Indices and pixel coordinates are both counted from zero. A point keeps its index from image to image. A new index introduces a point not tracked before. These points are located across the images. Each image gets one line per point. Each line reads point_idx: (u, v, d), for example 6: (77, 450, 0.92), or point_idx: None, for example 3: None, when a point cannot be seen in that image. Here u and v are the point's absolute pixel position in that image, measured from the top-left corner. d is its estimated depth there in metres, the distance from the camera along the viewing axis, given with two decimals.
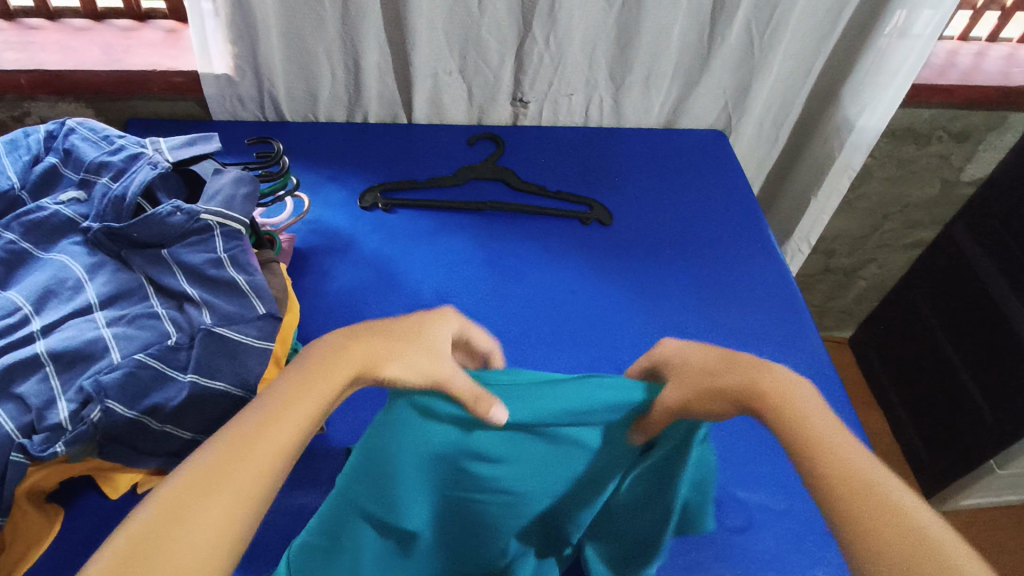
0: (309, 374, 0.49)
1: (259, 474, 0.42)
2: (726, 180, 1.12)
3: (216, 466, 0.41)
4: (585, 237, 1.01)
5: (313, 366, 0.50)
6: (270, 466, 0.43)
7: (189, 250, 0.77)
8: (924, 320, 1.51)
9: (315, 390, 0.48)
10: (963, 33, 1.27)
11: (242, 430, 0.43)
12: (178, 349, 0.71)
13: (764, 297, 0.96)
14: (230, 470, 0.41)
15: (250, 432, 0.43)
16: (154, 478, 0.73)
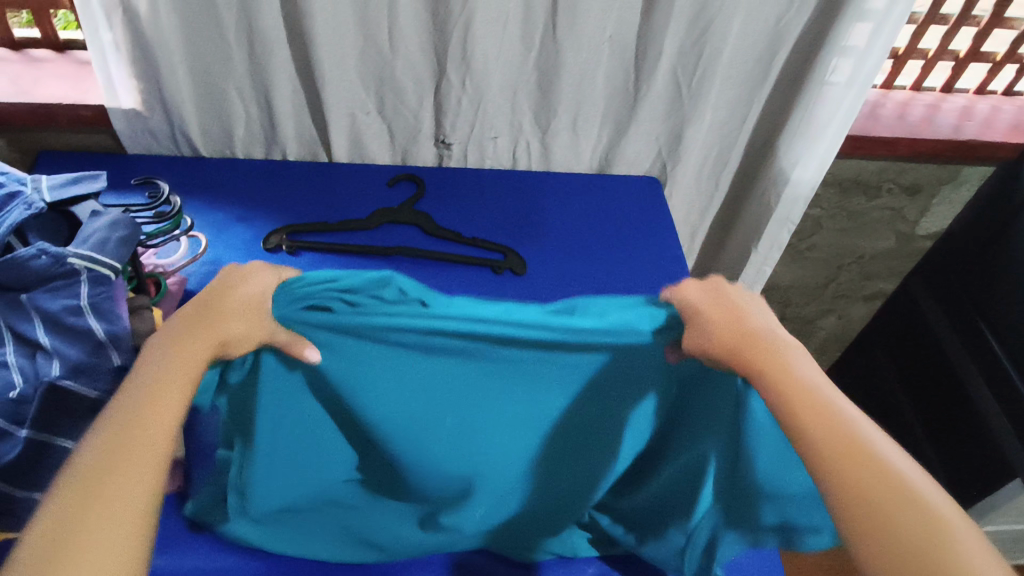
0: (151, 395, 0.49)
1: (128, 503, 0.44)
2: (654, 229, 1.08)
3: (105, 464, 0.45)
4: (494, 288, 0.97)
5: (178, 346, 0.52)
6: (136, 494, 0.45)
7: (50, 295, 0.72)
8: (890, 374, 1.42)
9: (162, 409, 0.49)
10: (916, 83, 1.22)
11: (118, 431, 0.47)
12: (21, 404, 0.70)
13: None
14: (105, 496, 0.44)
15: (122, 432, 0.47)
16: None
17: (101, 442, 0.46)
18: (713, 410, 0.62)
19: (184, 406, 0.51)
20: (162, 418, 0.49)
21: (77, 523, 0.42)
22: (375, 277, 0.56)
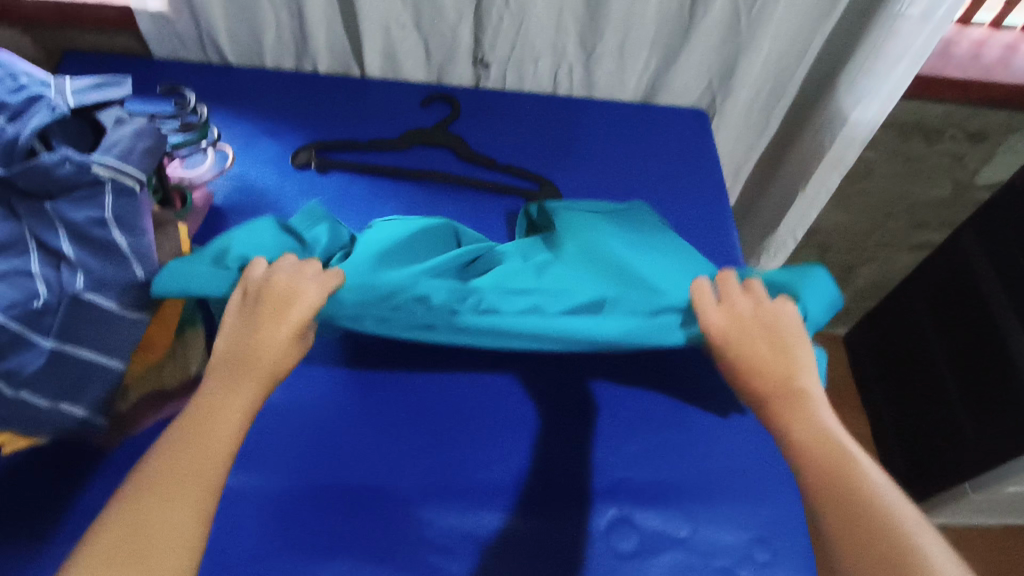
0: (211, 427, 0.52)
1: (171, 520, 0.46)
2: (697, 165, 1.03)
3: (174, 461, 0.49)
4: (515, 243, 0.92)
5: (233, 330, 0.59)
6: (176, 509, 0.47)
7: (74, 205, 0.71)
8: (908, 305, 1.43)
9: (220, 436, 0.52)
10: (996, 19, 1.12)
11: (185, 432, 0.51)
12: (44, 313, 0.67)
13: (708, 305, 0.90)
14: (167, 487, 0.47)
15: (193, 430, 0.51)
16: (17, 440, 0.70)
17: (172, 438, 0.51)
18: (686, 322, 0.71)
19: (252, 401, 0.55)
20: (221, 433, 0.52)
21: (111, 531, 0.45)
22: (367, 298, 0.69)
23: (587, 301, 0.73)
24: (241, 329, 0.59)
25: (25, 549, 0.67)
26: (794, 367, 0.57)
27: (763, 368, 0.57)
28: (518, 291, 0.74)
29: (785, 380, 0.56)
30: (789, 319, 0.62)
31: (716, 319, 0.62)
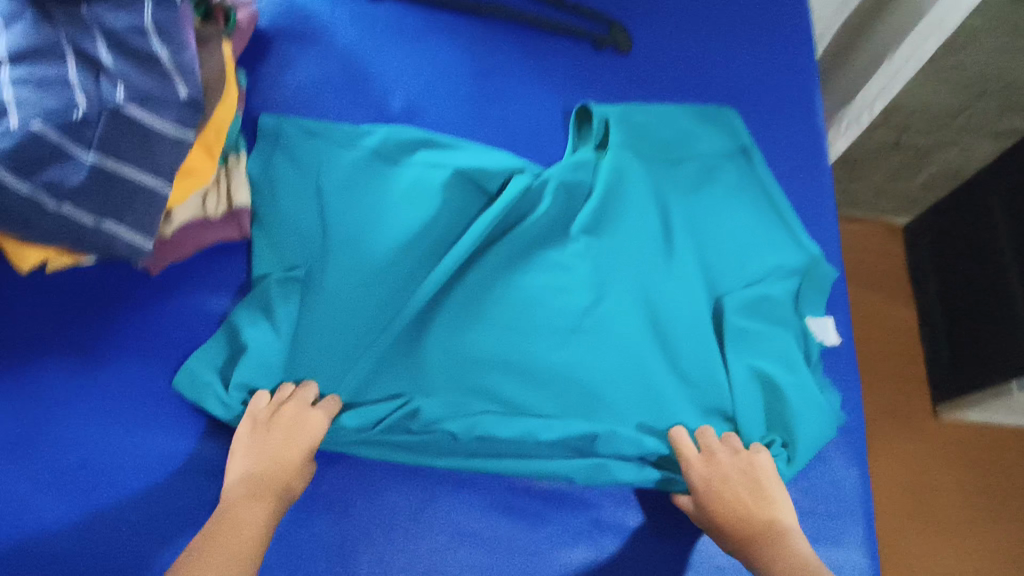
0: (262, 484, 0.60)
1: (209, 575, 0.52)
2: (780, 17, 0.94)
3: (198, 556, 0.54)
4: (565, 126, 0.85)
5: (260, 454, 0.62)
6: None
7: (112, 8, 0.64)
8: (968, 195, 1.19)
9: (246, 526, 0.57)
10: None
11: (209, 534, 0.56)
12: (85, 127, 0.62)
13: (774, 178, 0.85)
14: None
15: (219, 529, 0.56)
16: (62, 257, 0.68)
17: (197, 544, 0.55)
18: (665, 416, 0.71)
19: (268, 518, 0.59)
20: (244, 531, 0.57)
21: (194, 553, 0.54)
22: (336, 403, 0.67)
23: (579, 380, 0.71)
24: (257, 449, 0.63)
25: (79, 367, 0.67)
26: (766, 495, 0.64)
27: (725, 507, 0.64)
28: (511, 336, 0.72)
29: (752, 522, 0.63)
30: (761, 470, 0.66)
31: (699, 474, 0.66)
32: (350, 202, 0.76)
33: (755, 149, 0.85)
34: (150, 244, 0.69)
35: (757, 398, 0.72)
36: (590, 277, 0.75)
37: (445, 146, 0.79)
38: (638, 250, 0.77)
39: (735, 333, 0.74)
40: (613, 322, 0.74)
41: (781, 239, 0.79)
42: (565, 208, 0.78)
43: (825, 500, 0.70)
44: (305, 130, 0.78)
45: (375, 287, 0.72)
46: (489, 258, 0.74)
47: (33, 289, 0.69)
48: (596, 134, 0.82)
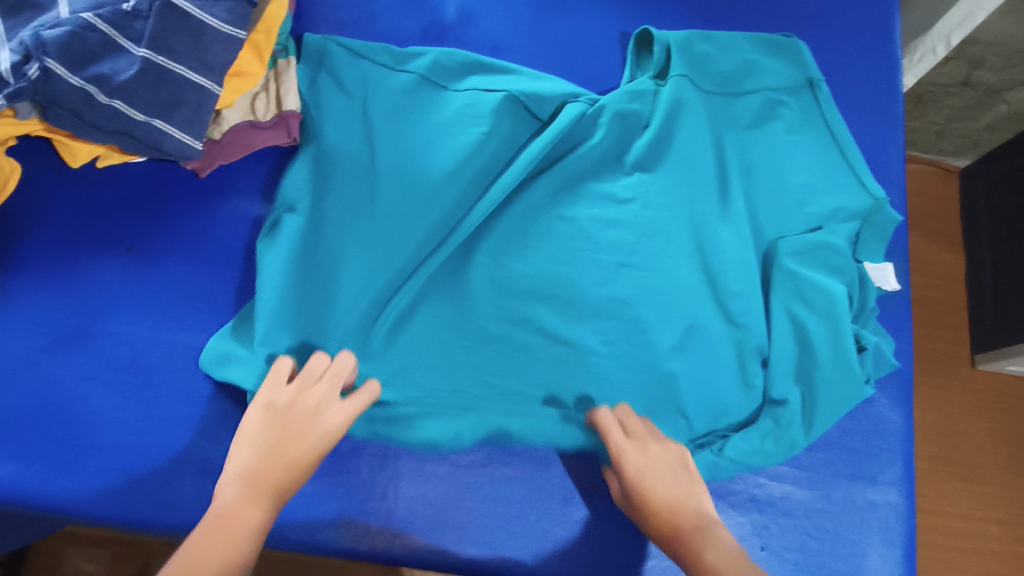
0: (267, 478, 0.56)
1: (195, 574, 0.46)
2: None
3: (192, 550, 0.48)
4: (623, 53, 0.81)
5: (276, 435, 0.58)
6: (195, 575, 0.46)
7: None
8: None
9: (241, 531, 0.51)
10: None
11: (207, 526, 0.51)
12: (135, 18, 0.61)
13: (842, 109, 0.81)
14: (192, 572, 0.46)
15: (216, 522, 0.51)
16: (113, 154, 0.68)
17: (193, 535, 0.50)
18: (709, 364, 0.69)
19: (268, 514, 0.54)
20: (242, 524, 0.52)
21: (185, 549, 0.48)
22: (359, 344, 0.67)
23: (621, 323, 0.69)
24: (280, 424, 0.59)
25: (131, 264, 0.67)
26: (691, 486, 0.60)
27: (656, 499, 0.59)
28: (553, 271, 0.69)
29: (679, 517, 0.58)
30: (681, 462, 0.62)
31: (632, 464, 0.61)
32: (396, 126, 0.73)
33: (822, 82, 0.79)
34: (200, 147, 0.67)
35: (793, 352, 0.70)
36: (637, 215, 0.71)
37: (498, 71, 0.75)
38: (696, 184, 0.73)
39: (786, 278, 0.71)
40: (670, 259, 0.70)
41: (843, 181, 0.75)
42: (618, 140, 0.74)
43: (864, 438, 0.69)
44: (346, 50, 0.75)
45: (420, 214, 0.70)
46: (539, 191, 0.72)
47: (86, 182, 0.69)
48: (657, 62, 0.78)
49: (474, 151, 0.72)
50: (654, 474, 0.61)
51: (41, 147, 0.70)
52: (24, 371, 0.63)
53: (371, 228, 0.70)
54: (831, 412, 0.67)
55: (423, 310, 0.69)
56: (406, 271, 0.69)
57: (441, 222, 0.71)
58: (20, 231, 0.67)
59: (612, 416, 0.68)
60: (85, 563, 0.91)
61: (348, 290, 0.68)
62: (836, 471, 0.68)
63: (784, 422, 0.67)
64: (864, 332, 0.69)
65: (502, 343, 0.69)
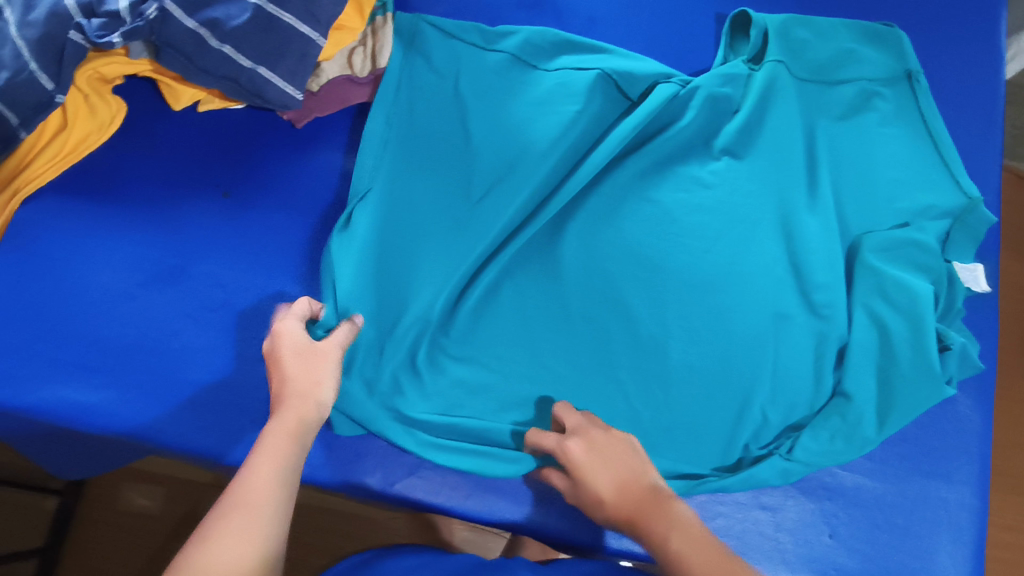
0: (286, 429, 0.53)
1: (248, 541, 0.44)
2: None
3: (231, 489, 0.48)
4: (718, 31, 0.80)
5: (285, 376, 0.57)
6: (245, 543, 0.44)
7: None
8: None
9: (265, 485, 0.49)
10: None
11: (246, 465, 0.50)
12: None
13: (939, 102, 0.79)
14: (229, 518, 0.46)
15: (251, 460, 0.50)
16: (214, 99, 0.70)
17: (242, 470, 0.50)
18: (790, 360, 0.68)
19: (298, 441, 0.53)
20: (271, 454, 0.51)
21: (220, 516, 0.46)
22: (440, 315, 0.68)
23: (702, 310, 0.68)
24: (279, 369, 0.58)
25: (224, 209, 0.69)
26: (636, 465, 0.59)
27: (597, 486, 0.58)
28: (638, 254, 0.69)
29: (625, 498, 0.57)
30: (631, 445, 0.61)
31: (579, 451, 0.60)
32: (482, 98, 0.72)
33: (922, 74, 0.76)
34: (301, 97, 0.67)
35: (874, 348, 0.69)
36: (724, 200, 0.71)
37: (587, 49, 0.74)
38: (786, 173, 0.72)
39: (868, 273, 0.70)
40: (753, 248, 0.70)
41: (935, 178, 0.73)
42: (709, 123, 0.73)
43: (941, 435, 0.69)
44: (439, 31, 0.74)
45: (506, 183, 0.70)
46: (628, 170, 0.71)
47: (185, 124, 0.71)
48: (753, 46, 0.76)
49: (565, 127, 0.71)
50: (591, 460, 0.59)
51: (145, 89, 0.72)
52: (124, 304, 0.65)
53: (458, 198, 0.70)
54: (908, 410, 0.66)
55: (508, 283, 0.69)
56: (491, 247, 0.69)
57: (524, 198, 0.70)
58: (123, 169, 0.69)
59: (687, 402, 0.68)
60: (145, 499, 0.94)
61: (432, 257, 0.69)
62: (911, 466, 0.68)
63: (853, 419, 0.66)
64: (950, 332, 0.67)
65: (581, 316, 0.69)
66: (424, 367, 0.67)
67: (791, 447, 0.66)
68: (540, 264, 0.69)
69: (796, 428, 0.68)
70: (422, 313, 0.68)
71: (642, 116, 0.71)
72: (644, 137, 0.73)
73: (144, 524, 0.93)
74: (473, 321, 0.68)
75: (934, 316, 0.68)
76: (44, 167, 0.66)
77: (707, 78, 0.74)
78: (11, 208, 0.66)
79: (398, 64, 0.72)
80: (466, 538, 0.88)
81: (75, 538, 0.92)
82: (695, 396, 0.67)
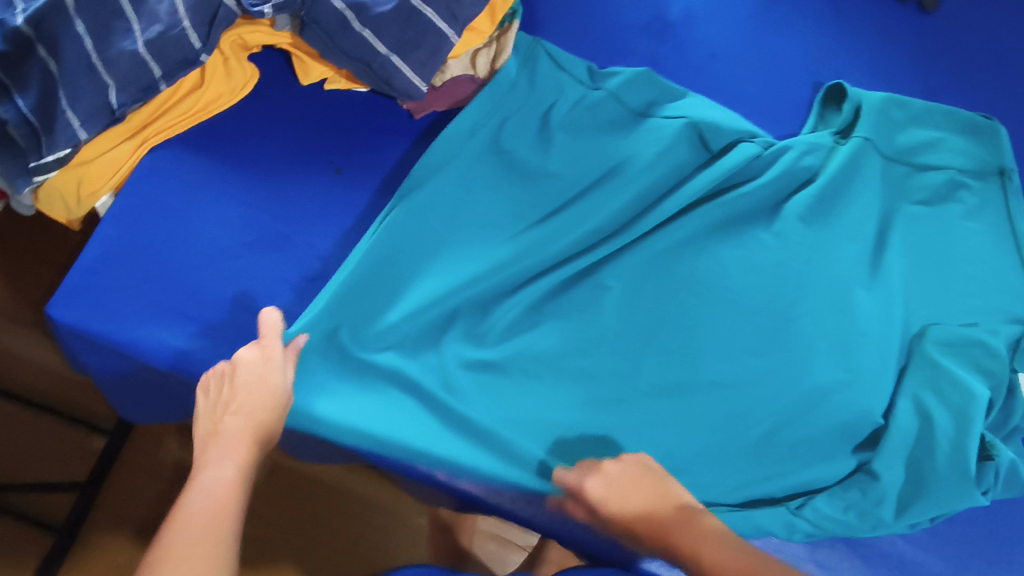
0: (237, 446, 0.51)
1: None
2: None
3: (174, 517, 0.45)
4: (813, 98, 0.81)
5: (239, 382, 0.55)
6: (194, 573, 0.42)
7: None
8: None
9: (216, 504, 0.46)
10: None
11: (198, 486, 0.47)
12: None
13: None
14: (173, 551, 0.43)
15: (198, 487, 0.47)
16: (340, 81, 0.73)
17: (192, 491, 0.47)
18: (820, 435, 0.66)
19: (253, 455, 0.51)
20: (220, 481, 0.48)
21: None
22: (468, 337, 0.66)
23: (745, 370, 0.67)
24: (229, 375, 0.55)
25: (323, 187, 0.71)
26: (657, 487, 0.56)
27: (624, 516, 0.54)
28: (693, 300, 0.68)
29: (654, 521, 0.53)
30: (643, 463, 0.58)
31: (594, 488, 0.56)
32: (569, 127, 0.73)
33: (1014, 172, 0.75)
34: (424, 89, 0.69)
35: (914, 436, 0.66)
36: (812, 241, 0.70)
37: (682, 95, 0.75)
38: (881, 235, 0.72)
39: (925, 362, 0.68)
40: (844, 304, 0.69)
41: (1015, 280, 0.72)
42: (783, 186, 0.72)
43: (1008, 525, 0.67)
44: (548, 56, 0.74)
45: (587, 199, 0.69)
46: (692, 216, 0.70)
47: (309, 97, 0.74)
48: (843, 119, 0.76)
49: (654, 166, 0.71)
50: (620, 490, 0.55)
51: (277, 60, 0.75)
52: (224, 261, 0.68)
53: (515, 215, 0.70)
54: (935, 504, 0.64)
55: (547, 311, 0.67)
56: (555, 259, 0.68)
57: (597, 219, 0.69)
58: (244, 134, 0.72)
59: (754, 450, 0.66)
60: (185, 451, 0.92)
61: (461, 270, 0.67)
62: (975, 551, 0.66)
63: (874, 497, 0.64)
64: (998, 445, 0.64)
65: (626, 344, 0.67)
66: (472, 364, 0.65)
67: (802, 504, 0.65)
68: (589, 293, 0.68)
69: (810, 490, 0.66)
70: (466, 311, 0.66)
71: (727, 165, 0.70)
72: (715, 189, 0.71)
73: (183, 475, 0.91)
74: (512, 330, 0.66)
75: (984, 423, 0.65)
76: (176, 120, 0.70)
77: (804, 138, 0.74)
78: (137, 155, 0.70)
79: (515, 71, 0.73)
80: (487, 551, 0.93)
81: (115, 479, 0.90)
82: (762, 444, 0.66)
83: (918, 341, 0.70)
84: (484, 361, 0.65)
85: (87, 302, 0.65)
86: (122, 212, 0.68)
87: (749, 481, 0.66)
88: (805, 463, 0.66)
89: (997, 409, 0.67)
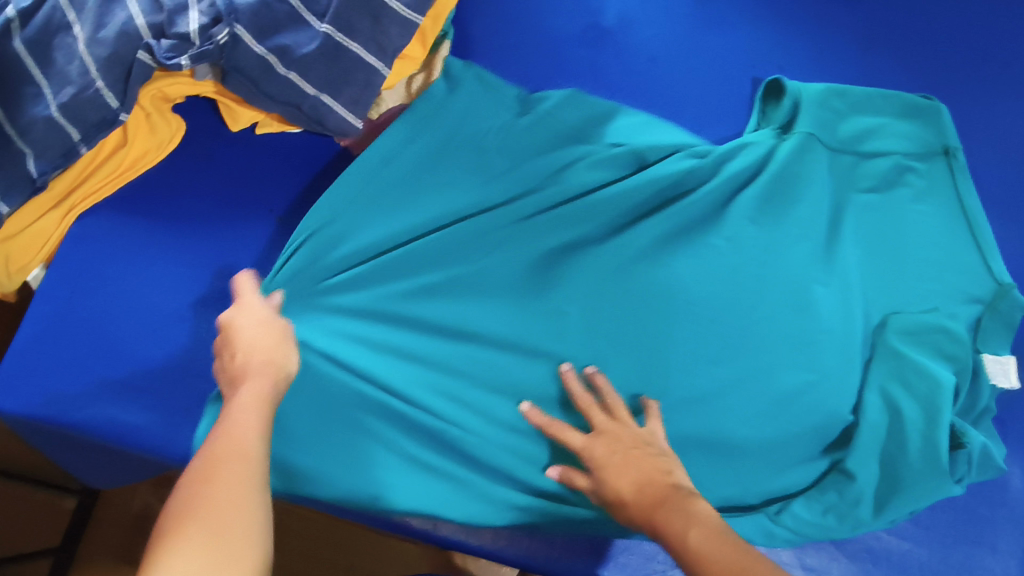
0: (255, 388, 0.52)
1: (229, 542, 0.39)
2: None
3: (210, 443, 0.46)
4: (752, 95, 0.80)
5: (241, 330, 0.57)
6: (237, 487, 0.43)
7: None
8: None
9: (248, 432, 0.48)
10: None
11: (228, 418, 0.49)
12: None
13: (987, 165, 0.79)
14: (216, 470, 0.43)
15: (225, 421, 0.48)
16: (272, 123, 0.71)
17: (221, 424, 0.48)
18: (789, 440, 0.66)
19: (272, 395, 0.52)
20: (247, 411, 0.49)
21: (179, 518, 0.40)
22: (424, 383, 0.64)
23: (709, 386, 0.66)
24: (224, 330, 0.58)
25: (260, 237, 0.68)
26: (656, 463, 0.56)
27: (616, 481, 0.56)
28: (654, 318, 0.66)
29: (647, 487, 0.54)
30: (655, 444, 0.59)
31: (599, 450, 0.58)
32: (511, 149, 0.71)
33: (957, 151, 0.75)
34: (359, 125, 0.67)
35: (884, 431, 0.66)
36: (767, 245, 0.69)
37: (616, 111, 0.74)
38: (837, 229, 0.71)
39: (888, 353, 0.68)
40: (803, 304, 0.68)
41: (968, 260, 0.72)
42: (727, 191, 0.71)
43: (988, 505, 0.68)
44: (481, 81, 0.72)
45: (534, 223, 0.67)
46: (645, 234, 0.68)
47: (241, 143, 0.71)
48: (784, 114, 0.75)
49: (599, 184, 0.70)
50: (618, 457, 0.57)
51: (201, 107, 0.72)
52: (169, 325, 0.65)
53: (460, 249, 0.66)
54: (910, 501, 0.64)
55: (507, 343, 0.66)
56: (509, 290, 0.66)
57: (549, 243, 0.67)
58: (176, 190, 0.69)
59: (730, 462, 0.66)
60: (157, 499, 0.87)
61: (412, 310, 0.65)
62: (958, 535, 0.67)
63: (851, 498, 0.65)
64: (968, 432, 0.65)
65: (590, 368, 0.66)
66: (435, 407, 0.64)
67: (781, 510, 0.65)
68: (546, 321, 0.66)
69: (787, 496, 0.66)
70: (421, 353, 0.64)
71: (667, 177, 0.70)
72: (660, 202, 0.70)
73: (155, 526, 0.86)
74: (474, 368, 0.65)
75: (952, 411, 0.66)
76: (102, 182, 0.67)
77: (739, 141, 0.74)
78: (66, 225, 0.67)
79: (450, 97, 0.71)
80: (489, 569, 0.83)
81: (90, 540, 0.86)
82: (737, 454, 0.66)
83: (880, 332, 0.70)
84: (447, 401, 0.64)
85: (29, 385, 0.62)
86: (57, 285, 0.65)
87: (726, 495, 0.65)
88: (779, 470, 0.66)
89: (964, 393, 0.68)
